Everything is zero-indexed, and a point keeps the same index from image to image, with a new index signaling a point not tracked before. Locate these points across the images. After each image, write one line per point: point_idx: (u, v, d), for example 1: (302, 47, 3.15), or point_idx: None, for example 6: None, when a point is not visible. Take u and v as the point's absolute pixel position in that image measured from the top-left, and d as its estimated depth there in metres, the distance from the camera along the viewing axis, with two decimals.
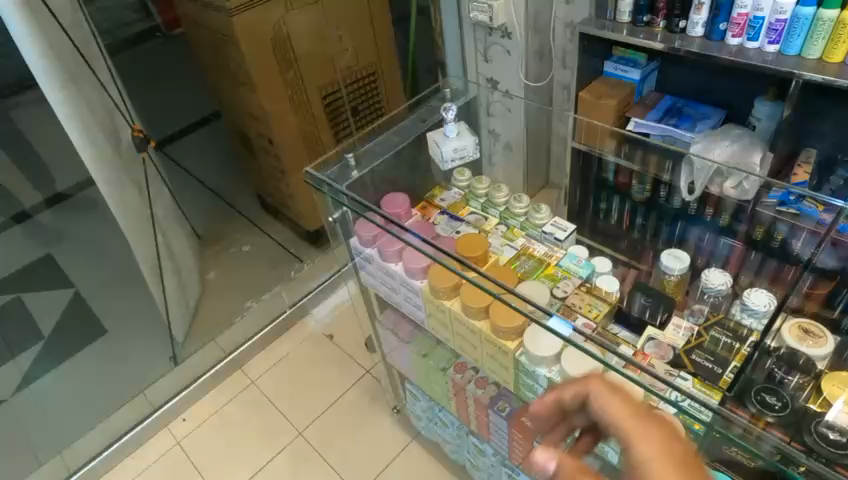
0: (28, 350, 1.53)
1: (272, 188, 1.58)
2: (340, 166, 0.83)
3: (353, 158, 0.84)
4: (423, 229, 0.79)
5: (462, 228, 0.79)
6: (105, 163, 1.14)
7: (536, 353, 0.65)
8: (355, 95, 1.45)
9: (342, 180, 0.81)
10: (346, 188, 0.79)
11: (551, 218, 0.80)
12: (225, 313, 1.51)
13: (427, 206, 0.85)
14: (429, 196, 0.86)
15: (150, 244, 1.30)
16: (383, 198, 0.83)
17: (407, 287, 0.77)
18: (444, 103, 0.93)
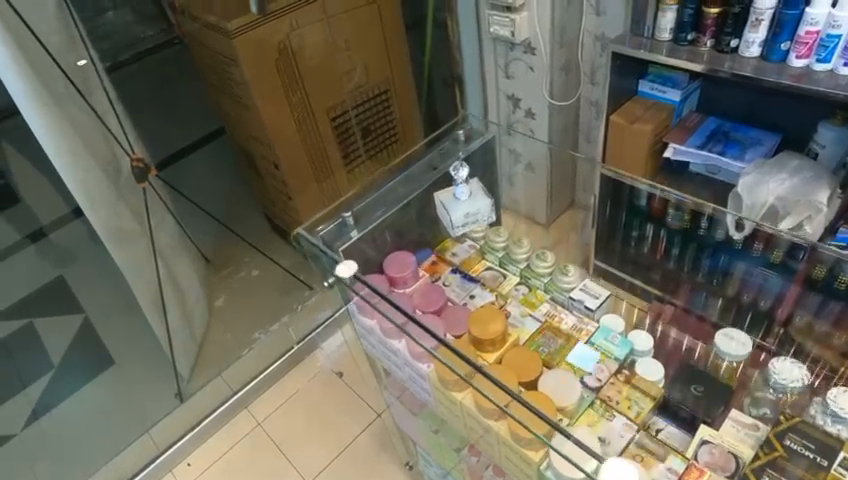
0: (37, 381, 1.48)
1: (280, 212, 1.50)
2: (337, 223, 0.86)
3: (352, 217, 0.88)
4: (432, 299, 0.81)
5: (475, 292, 0.83)
6: (100, 199, 1.09)
7: (560, 473, 0.59)
8: (365, 115, 1.36)
9: (335, 239, 0.84)
10: (340, 256, 0.79)
11: (579, 282, 0.84)
12: (232, 345, 1.44)
13: (437, 263, 0.89)
14: (440, 250, 0.92)
15: (153, 276, 1.25)
16: (383, 261, 0.87)
17: (412, 368, 0.73)
18: (458, 147, 0.99)
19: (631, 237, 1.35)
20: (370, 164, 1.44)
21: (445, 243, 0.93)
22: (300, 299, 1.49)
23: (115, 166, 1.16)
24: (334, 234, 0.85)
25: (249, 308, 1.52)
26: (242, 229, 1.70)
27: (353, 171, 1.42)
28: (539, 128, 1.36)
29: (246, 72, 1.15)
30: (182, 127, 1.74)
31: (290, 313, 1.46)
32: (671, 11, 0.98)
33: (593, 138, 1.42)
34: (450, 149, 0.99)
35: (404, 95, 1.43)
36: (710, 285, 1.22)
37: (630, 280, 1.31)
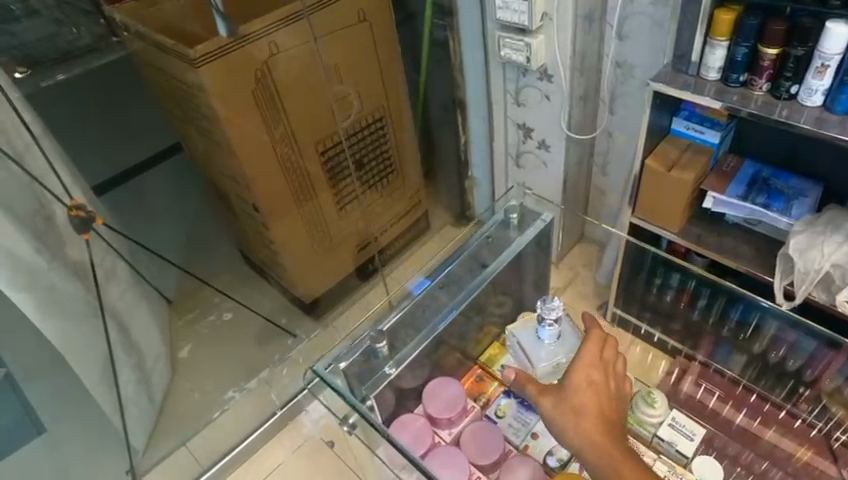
0: None
1: (260, 250, 1.35)
2: (364, 350, 0.87)
3: (385, 347, 0.89)
4: (491, 438, 0.92)
5: (534, 426, 0.94)
6: (19, 258, 0.92)
7: None
8: (359, 147, 1.25)
9: (364, 379, 0.87)
10: (367, 394, 0.85)
11: (663, 413, 0.99)
12: (200, 405, 1.27)
13: (488, 380, 1.02)
14: (489, 363, 1.04)
15: (97, 340, 1.09)
16: (424, 390, 0.96)
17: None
18: (507, 252, 1.01)
19: (653, 283, 1.19)
20: (362, 200, 1.32)
21: (496, 354, 1.05)
22: (282, 349, 1.35)
23: (48, 213, 1.01)
24: (364, 367, 0.87)
25: (222, 363, 1.34)
26: (216, 261, 1.51)
27: (345, 208, 1.30)
28: (553, 161, 1.23)
29: (215, 100, 1.00)
30: (134, 138, 1.58)
31: (271, 367, 1.31)
32: (721, 47, 0.86)
33: (608, 171, 1.29)
34: (504, 239, 1.04)
35: (401, 120, 1.31)
36: (737, 339, 1.15)
37: (648, 330, 1.24)
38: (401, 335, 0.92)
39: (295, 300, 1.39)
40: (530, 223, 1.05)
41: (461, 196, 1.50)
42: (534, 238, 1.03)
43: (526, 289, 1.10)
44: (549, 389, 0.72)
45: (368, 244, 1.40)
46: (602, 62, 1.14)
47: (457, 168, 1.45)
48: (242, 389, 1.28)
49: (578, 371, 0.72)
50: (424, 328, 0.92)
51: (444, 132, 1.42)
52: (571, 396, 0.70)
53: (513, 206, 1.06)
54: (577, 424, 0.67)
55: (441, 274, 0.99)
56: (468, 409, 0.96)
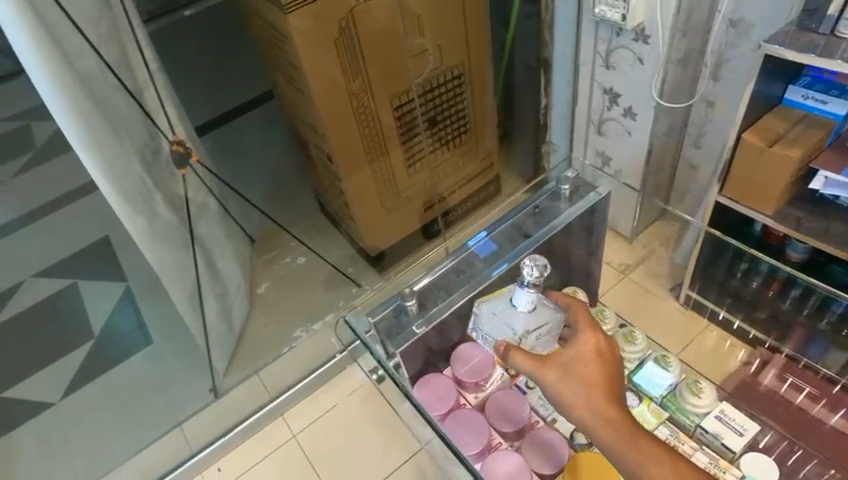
0: (80, 346, 1.54)
1: (333, 200, 1.40)
2: (394, 307, 0.89)
3: (415, 304, 0.89)
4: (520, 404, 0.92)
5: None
6: (132, 186, 1.02)
7: None
8: (434, 103, 1.23)
9: (392, 334, 0.88)
10: (393, 351, 0.86)
11: (710, 404, 0.91)
12: (272, 337, 1.37)
13: None
14: None
15: (187, 267, 1.20)
16: (453, 353, 0.96)
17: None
18: (555, 219, 0.97)
19: (737, 268, 1.08)
20: (433, 158, 1.32)
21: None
22: (347, 296, 1.41)
23: (154, 146, 1.11)
24: (393, 324, 0.88)
25: (291, 303, 1.42)
26: (296, 206, 1.58)
27: (415, 166, 1.31)
28: (639, 130, 1.14)
29: (299, 49, 1.02)
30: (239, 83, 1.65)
31: (334, 312, 1.39)
32: None
33: (703, 144, 1.18)
34: (548, 207, 0.99)
35: (480, 77, 1.27)
36: (836, 335, 1.03)
37: (727, 316, 1.14)
38: (432, 293, 0.91)
39: (362, 251, 1.45)
40: (585, 187, 1.00)
41: (536, 159, 1.44)
42: (584, 207, 0.98)
43: (582, 258, 1.06)
44: (549, 361, 0.70)
45: (434, 204, 1.40)
46: (711, 18, 1.02)
47: (535, 132, 1.40)
48: (308, 330, 1.36)
49: (582, 343, 0.70)
50: (453, 290, 0.91)
51: (526, 91, 1.35)
52: (575, 368, 0.68)
53: (567, 177, 1.02)
54: (583, 396, 0.65)
55: (499, 228, 0.98)
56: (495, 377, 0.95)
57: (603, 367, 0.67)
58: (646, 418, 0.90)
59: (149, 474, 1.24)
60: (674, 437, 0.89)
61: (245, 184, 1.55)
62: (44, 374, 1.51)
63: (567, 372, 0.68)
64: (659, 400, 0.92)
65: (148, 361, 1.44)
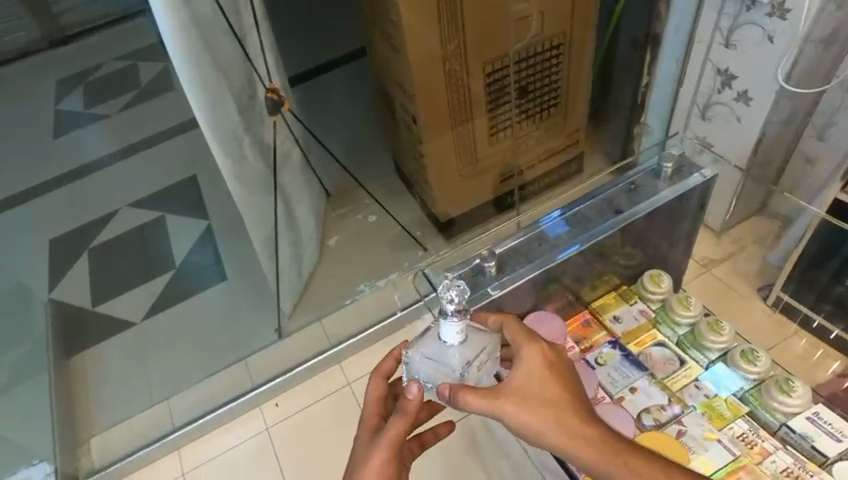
0: (163, 275, 1.65)
1: (410, 164, 1.43)
2: (472, 267, 0.89)
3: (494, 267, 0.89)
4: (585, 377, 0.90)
5: (634, 381, 0.91)
6: (226, 127, 1.07)
7: None
8: (527, 72, 1.25)
9: (467, 293, 0.87)
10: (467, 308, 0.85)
11: (797, 403, 0.88)
12: (337, 288, 1.43)
13: (600, 324, 0.99)
14: (603, 310, 1.01)
15: (268, 210, 1.26)
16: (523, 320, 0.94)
17: None
18: (658, 193, 0.95)
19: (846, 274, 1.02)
20: (517, 128, 1.33)
21: (610, 303, 1.02)
22: (413, 258, 1.44)
23: (250, 92, 1.15)
24: (469, 282, 0.87)
25: (360, 258, 1.47)
26: (376, 165, 1.61)
27: (498, 134, 1.33)
28: (752, 115, 1.14)
29: (401, 7, 1.06)
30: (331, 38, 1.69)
31: (400, 271, 1.42)
32: None
33: (827, 137, 1.12)
34: (645, 183, 0.97)
35: (581, 47, 1.28)
36: None
37: (823, 325, 1.09)
38: (511, 259, 0.90)
39: (432, 216, 1.48)
40: (689, 164, 0.98)
41: (626, 141, 1.46)
42: (689, 187, 0.95)
43: (665, 244, 1.02)
44: (503, 398, 0.64)
45: (510, 177, 1.41)
46: None
47: (629, 112, 1.42)
48: (372, 285, 1.41)
49: (529, 364, 0.66)
50: (534, 257, 0.90)
51: (628, 67, 1.37)
52: (530, 393, 0.63)
53: (671, 154, 0.98)
54: (547, 426, 0.61)
55: (588, 201, 0.95)
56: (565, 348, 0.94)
57: (557, 385, 0.64)
58: (721, 411, 0.89)
59: (215, 398, 1.32)
60: (753, 432, 0.87)
61: (330, 136, 1.59)
62: (130, 296, 1.64)
63: (524, 404, 0.63)
64: (740, 395, 0.91)
65: (222, 296, 1.54)
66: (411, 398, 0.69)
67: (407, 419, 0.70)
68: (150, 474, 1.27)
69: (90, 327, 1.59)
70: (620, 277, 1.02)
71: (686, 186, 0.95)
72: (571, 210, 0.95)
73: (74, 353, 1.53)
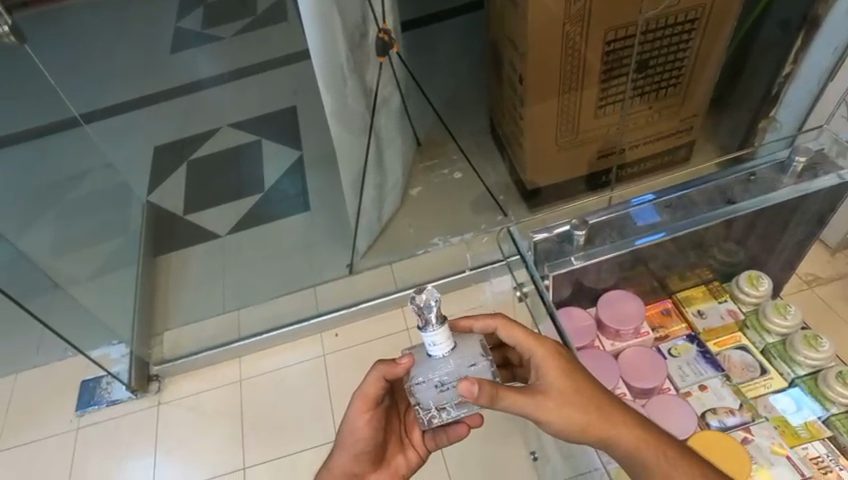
0: (251, 195, 1.75)
1: (509, 126, 1.43)
2: (561, 233, 0.87)
3: (582, 237, 0.86)
4: (654, 367, 0.86)
5: (706, 379, 0.86)
6: (334, 62, 1.08)
7: None
8: (652, 46, 1.20)
9: (551, 258, 0.87)
10: (548, 272, 0.85)
11: None
12: (412, 238, 1.47)
13: (679, 316, 0.94)
14: (686, 302, 0.96)
15: (359, 152, 1.27)
16: (602, 297, 0.93)
17: None
18: (785, 186, 0.90)
19: None
20: (626, 104, 1.30)
21: (696, 296, 0.97)
22: (490, 222, 1.46)
23: (363, 30, 1.15)
24: (554, 247, 0.87)
25: (439, 215, 1.50)
26: (472, 123, 1.64)
27: (605, 108, 1.30)
28: None
29: None
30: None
31: (475, 232, 1.45)
32: None
33: None
34: (768, 180, 0.91)
35: (717, 26, 1.20)
36: None
37: None
38: (603, 233, 0.88)
39: (519, 183, 1.49)
40: (826, 165, 0.91)
41: (746, 134, 1.44)
42: (822, 187, 0.89)
43: (764, 248, 0.98)
44: (547, 397, 0.65)
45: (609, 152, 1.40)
46: None
47: (757, 105, 1.38)
48: (446, 240, 1.45)
49: (549, 363, 0.67)
50: (627, 235, 0.88)
51: (768, 55, 1.31)
52: (565, 386, 0.65)
53: (806, 149, 0.91)
54: (593, 418, 0.64)
55: (701, 186, 0.91)
56: (642, 332, 0.90)
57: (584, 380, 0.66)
58: (797, 430, 0.84)
59: (280, 318, 1.40)
60: (833, 458, 0.82)
61: (432, 88, 1.61)
62: (218, 210, 1.75)
63: (565, 400, 0.65)
64: (825, 419, 0.86)
65: (301, 225, 1.61)
66: (399, 362, 0.70)
67: (379, 372, 0.72)
68: (213, 374, 1.38)
69: (180, 232, 1.71)
70: (711, 272, 0.98)
71: (818, 185, 0.89)
72: (676, 194, 0.91)
73: (161, 254, 1.66)
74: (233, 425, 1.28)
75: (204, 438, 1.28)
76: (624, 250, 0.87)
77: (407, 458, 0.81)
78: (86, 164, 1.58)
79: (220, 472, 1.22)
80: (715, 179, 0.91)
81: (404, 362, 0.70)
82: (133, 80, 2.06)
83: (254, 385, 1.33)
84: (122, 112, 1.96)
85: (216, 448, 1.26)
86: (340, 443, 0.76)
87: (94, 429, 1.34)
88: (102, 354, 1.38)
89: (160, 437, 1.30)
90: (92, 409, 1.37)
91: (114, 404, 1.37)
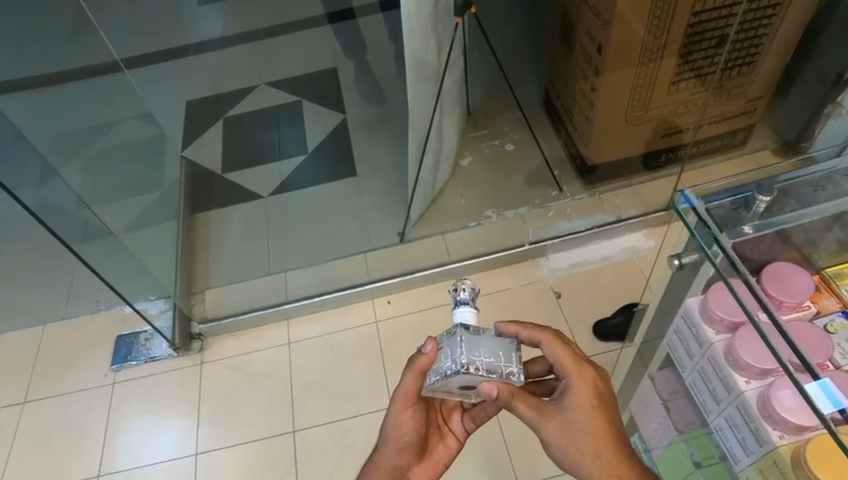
0: (293, 158, 1.69)
1: (571, 98, 1.42)
2: (740, 198, 0.72)
3: (764, 204, 0.71)
4: (818, 344, 0.65)
5: None
6: (418, 15, 1.04)
7: None
8: (743, 20, 1.19)
9: (727, 225, 0.70)
10: (727, 238, 0.67)
11: None
12: (464, 211, 1.46)
13: (825, 289, 0.72)
14: (834, 275, 0.73)
15: (427, 116, 1.23)
16: (766, 267, 0.72)
17: (724, 380, 0.70)
18: None
19: None
20: (702, 81, 1.29)
21: (846, 270, 0.74)
22: (546, 197, 1.47)
23: None
24: (728, 215, 0.71)
25: (494, 185, 1.50)
26: (529, 95, 1.62)
27: (679, 84, 1.28)
28: None
29: None
30: None
31: (530, 206, 1.46)
32: None
33: None
34: None
35: (803, 4, 1.19)
36: None
37: None
38: (778, 202, 0.73)
39: (576, 159, 1.48)
40: None
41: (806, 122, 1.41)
42: None
43: None
44: (549, 415, 0.62)
45: (675, 132, 1.39)
46: None
47: (824, 90, 1.34)
48: (500, 214, 1.45)
49: (575, 388, 0.63)
50: None
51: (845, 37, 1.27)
52: (574, 424, 0.61)
53: None
54: (589, 456, 0.60)
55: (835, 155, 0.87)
56: (802, 305, 0.70)
57: (600, 417, 0.62)
58: None
59: (330, 283, 1.40)
60: None
61: (499, 50, 1.56)
62: (259, 170, 1.69)
63: (569, 428, 0.62)
64: None
65: (347, 190, 1.58)
66: (423, 352, 0.63)
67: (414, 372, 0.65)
68: (260, 335, 1.37)
69: (219, 189, 1.67)
70: None
71: None
72: (822, 171, 0.75)
73: (200, 211, 1.62)
74: (280, 387, 1.28)
75: (251, 395, 1.28)
76: (794, 224, 0.72)
77: (446, 447, 0.75)
78: (137, 109, 1.53)
79: (269, 434, 1.22)
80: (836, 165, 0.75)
81: (427, 351, 0.63)
82: (155, 27, 1.88)
83: (303, 349, 1.33)
84: (147, 63, 1.78)
85: (263, 407, 1.26)
86: (387, 436, 0.70)
87: (130, 384, 1.33)
88: (141, 307, 1.32)
89: (204, 395, 1.29)
90: (128, 364, 1.35)
91: (153, 360, 1.36)
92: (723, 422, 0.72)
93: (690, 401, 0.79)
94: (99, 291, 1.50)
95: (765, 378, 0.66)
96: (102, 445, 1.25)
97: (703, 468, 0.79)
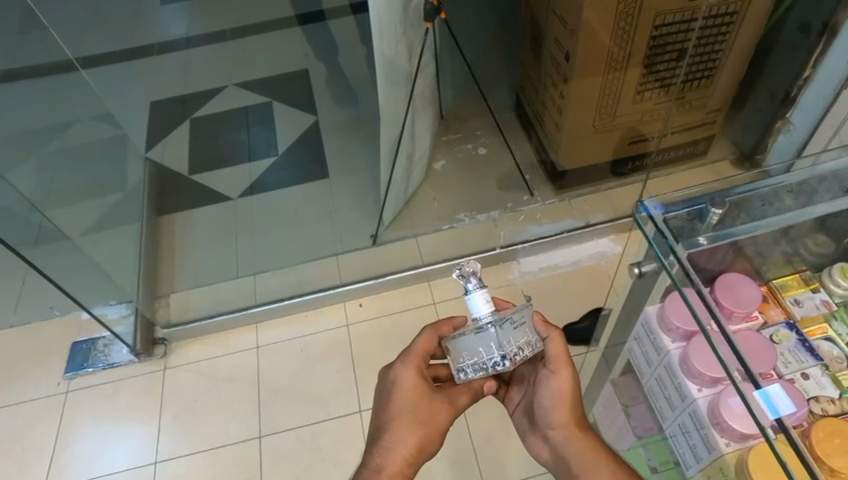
0: (262, 160, 1.66)
1: (541, 104, 1.44)
2: (694, 209, 0.72)
3: (718, 216, 0.72)
4: (763, 356, 0.67)
5: (808, 368, 0.69)
6: (386, 20, 1.03)
7: None
8: (702, 34, 1.22)
9: (682, 236, 0.70)
10: (682, 249, 0.68)
11: None
12: (436, 214, 1.47)
13: (770, 299, 0.77)
14: (779, 286, 0.78)
15: (398, 121, 1.23)
16: (719, 278, 0.74)
17: (679, 388, 0.72)
18: None
19: None
20: (664, 91, 1.32)
21: (791, 281, 0.79)
22: (517, 201, 1.48)
23: None
24: (684, 226, 0.71)
25: (466, 189, 1.50)
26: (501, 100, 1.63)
27: (643, 94, 1.31)
28: None
29: None
30: None
31: (502, 210, 1.47)
32: None
33: None
34: None
35: (756, 20, 1.23)
36: None
37: None
38: (730, 214, 0.73)
39: (548, 164, 1.50)
40: None
41: (761, 134, 1.45)
42: None
43: None
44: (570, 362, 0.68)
45: (640, 140, 1.42)
46: None
47: (774, 107, 1.39)
48: (472, 217, 1.46)
49: None
50: None
51: (791, 56, 1.30)
52: (573, 376, 0.66)
53: None
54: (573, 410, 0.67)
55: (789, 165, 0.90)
56: (751, 316, 0.72)
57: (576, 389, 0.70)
58: None
59: (300, 286, 1.38)
60: None
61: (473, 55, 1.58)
62: (227, 171, 1.66)
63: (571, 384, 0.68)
64: None
65: (319, 192, 1.57)
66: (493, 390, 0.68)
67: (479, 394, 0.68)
68: (227, 339, 1.34)
69: (186, 191, 1.63)
70: None
71: None
72: (770, 186, 0.74)
73: (165, 213, 1.58)
74: (249, 391, 1.26)
75: (219, 401, 1.25)
76: (747, 236, 0.72)
77: None
78: (93, 109, 1.47)
79: (236, 440, 1.20)
80: (784, 180, 0.74)
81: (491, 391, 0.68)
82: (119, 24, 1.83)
83: (272, 352, 1.31)
84: (110, 61, 1.73)
85: (228, 414, 1.23)
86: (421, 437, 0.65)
87: (87, 391, 1.28)
88: (101, 313, 1.28)
89: (166, 402, 1.26)
90: (85, 371, 1.31)
91: (111, 367, 1.31)
92: (677, 429, 0.74)
93: (649, 407, 0.81)
94: (54, 296, 1.44)
95: (715, 386, 0.68)
96: (55, 456, 1.20)
97: (660, 473, 0.82)
